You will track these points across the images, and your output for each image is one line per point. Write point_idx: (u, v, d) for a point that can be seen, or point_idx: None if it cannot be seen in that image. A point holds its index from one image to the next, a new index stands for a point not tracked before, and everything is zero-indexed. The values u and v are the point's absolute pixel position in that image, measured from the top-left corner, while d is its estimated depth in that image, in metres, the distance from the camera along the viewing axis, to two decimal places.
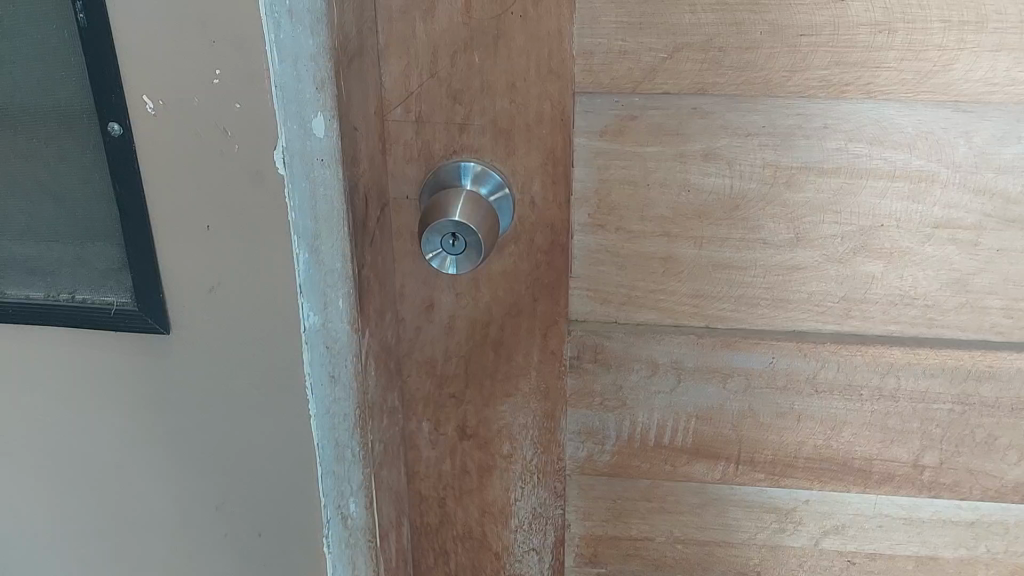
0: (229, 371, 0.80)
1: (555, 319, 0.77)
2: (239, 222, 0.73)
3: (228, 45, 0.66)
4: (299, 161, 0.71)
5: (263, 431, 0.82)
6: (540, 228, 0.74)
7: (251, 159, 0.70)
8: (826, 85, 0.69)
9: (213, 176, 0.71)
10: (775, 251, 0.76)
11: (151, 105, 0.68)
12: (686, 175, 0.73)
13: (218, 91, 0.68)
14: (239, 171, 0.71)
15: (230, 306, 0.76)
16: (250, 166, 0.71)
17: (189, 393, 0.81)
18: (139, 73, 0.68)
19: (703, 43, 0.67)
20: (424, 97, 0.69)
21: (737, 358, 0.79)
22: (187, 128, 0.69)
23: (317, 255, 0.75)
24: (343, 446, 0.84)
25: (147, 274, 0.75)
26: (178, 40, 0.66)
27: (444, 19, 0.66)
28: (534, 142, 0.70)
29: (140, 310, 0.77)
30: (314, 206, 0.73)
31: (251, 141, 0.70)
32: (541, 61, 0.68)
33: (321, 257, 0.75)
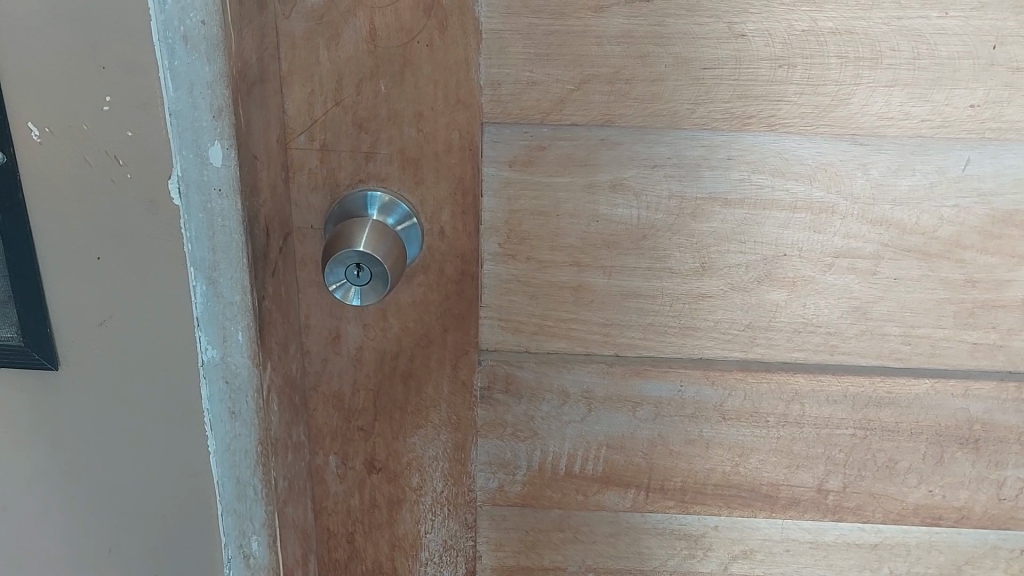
0: (122, 407, 0.77)
1: (465, 349, 0.77)
2: (132, 251, 0.71)
3: (119, 69, 0.65)
4: (197, 191, 0.71)
5: (164, 469, 0.81)
6: (449, 259, 0.73)
7: (146, 187, 0.70)
8: (729, 117, 0.70)
9: (107, 208, 0.69)
10: (683, 281, 0.76)
11: (37, 133, 0.66)
12: (595, 206, 0.73)
13: (110, 117, 0.66)
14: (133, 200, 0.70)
15: (122, 339, 0.74)
16: (145, 195, 0.70)
17: (79, 430, 0.78)
18: (22, 99, 0.65)
19: (610, 74, 0.67)
20: (329, 125, 0.68)
21: (648, 385, 0.79)
22: (76, 155, 0.67)
23: (215, 289, 0.75)
24: (245, 484, 0.84)
25: (33, 311, 0.71)
26: (64, 64, 0.64)
27: (349, 47, 0.66)
28: (442, 171, 0.70)
29: (27, 346, 0.73)
30: (212, 237, 0.72)
31: (146, 168, 0.69)
32: (449, 90, 0.67)
33: (219, 290, 0.74)
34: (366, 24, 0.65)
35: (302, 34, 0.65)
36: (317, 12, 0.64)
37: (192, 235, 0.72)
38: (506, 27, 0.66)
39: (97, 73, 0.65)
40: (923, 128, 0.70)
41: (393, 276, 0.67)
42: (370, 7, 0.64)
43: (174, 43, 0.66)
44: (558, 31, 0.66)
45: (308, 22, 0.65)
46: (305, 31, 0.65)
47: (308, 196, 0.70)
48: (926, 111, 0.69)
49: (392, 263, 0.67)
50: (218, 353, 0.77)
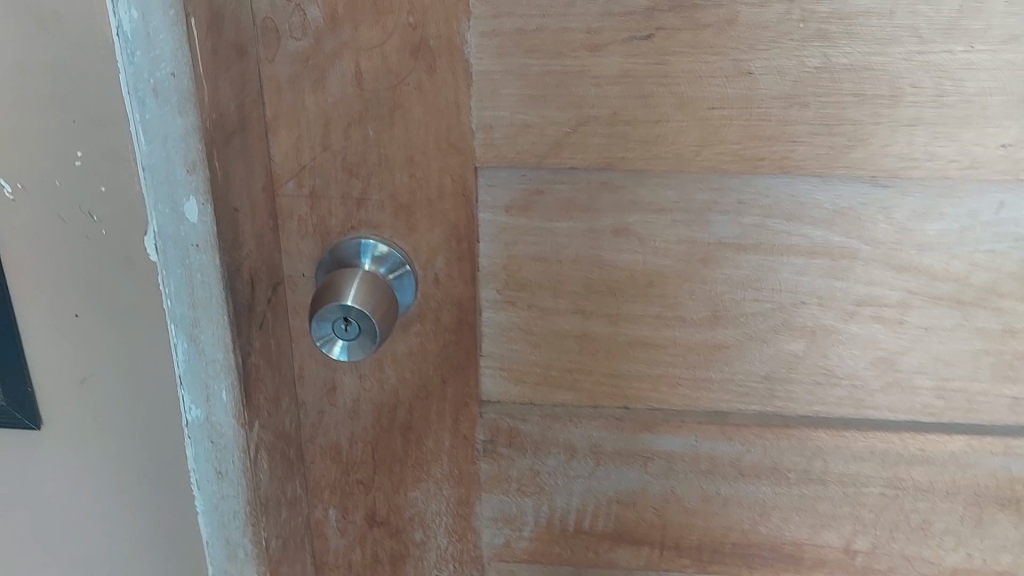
0: (115, 483, 0.68)
1: (465, 402, 0.74)
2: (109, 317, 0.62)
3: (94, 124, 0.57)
4: (173, 245, 0.61)
5: None
6: (446, 307, 0.70)
7: (118, 245, 0.60)
8: (739, 159, 0.65)
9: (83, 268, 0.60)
10: (695, 330, 0.72)
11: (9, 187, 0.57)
12: (598, 252, 0.69)
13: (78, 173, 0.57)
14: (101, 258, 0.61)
15: (109, 411, 0.65)
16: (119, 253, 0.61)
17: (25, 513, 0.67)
18: None
19: (608, 116, 0.64)
20: (317, 171, 0.66)
21: (659, 440, 0.75)
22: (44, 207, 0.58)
23: (197, 344, 0.64)
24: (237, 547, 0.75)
25: None
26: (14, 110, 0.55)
27: (336, 90, 0.63)
28: (436, 218, 0.67)
29: None
30: (190, 293, 0.63)
31: (119, 224, 0.60)
32: (440, 134, 0.64)
33: (199, 345, 0.65)
34: (353, 67, 0.62)
35: (287, 78, 0.63)
36: (302, 56, 0.62)
37: (170, 289, 0.63)
38: (497, 69, 0.62)
39: (65, 125, 0.56)
40: (951, 169, 0.65)
41: (384, 328, 0.65)
42: (356, 50, 0.62)
43: (145, 96, 0.57)
44: (553, 70, 0.62)
45: (293, 65, 0.63)
46: (290, 75, 0.63)
47: (298, 243, 0.68)
48: (954, 151, 0.64)
49: (381, 314, 0.64)
50: (201, 413, 0.66)
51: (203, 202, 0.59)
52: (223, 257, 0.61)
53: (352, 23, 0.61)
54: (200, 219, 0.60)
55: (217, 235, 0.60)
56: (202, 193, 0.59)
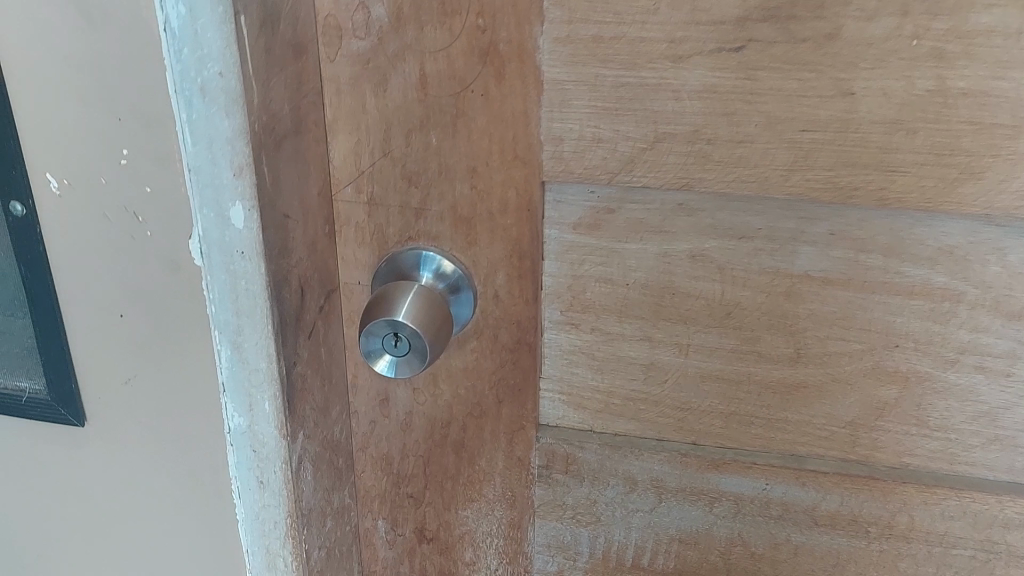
0: (165, 467, 0.72)
1: (522, 424, 0.70)
2: (161, 319, 0.65)
3: (141, 124, 0.58)
4: (219, 251, 0.58)
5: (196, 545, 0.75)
6: (504, 325, 0.66)
7: (166, 248, 0.62)
8: (832, 187, 0.59)
9: (136, 271, 0.64)
10: (773, 367, 0.66)
11: (55, 183, 0.62)
12: (671, 278, 0.64)
13: (129, 171, 0.60)
14: (155, 259, 0.63)
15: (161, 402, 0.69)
16: (165, 254, 0.62)
17: (122, 488, 0.74)
18: (43, 150, 0.61)
19: (688, 134, 0.58)
20: (376, 177, 0.63)
21: (727, 480, 0.70)
22: (96, 210, 0.62)
23: (242, 353, 0.62)
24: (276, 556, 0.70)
25: (58, 361, 0.69)
26: (87, 120, 0.59)
27: (397, 95, 0.60)
28: (497, 233, 0.63)
29: (54, 400, 0.70)
30: (236, 300, 0.59)
31: (164, 226, 0.61)
32: (505, 146, 0.60)
33: (244, 354, 0.61)
34: (417, 70, 0.59)
35: (348, 79, 0.60)
36: (363, 58, 0.59)
37: (215, 297, 0.60)
38: (569, 77, 0.57)
39: (116, 125, 0.59)
40: None
41: (436, 348, 0.61)
42: (420, 52, 0.58)
43: (192, 94, 0.54)
44: (630, 81, 0.57)
45: (353, 66, 0.59)
46: (351, 77, 0.60)
47: (354, 251, 0.66)
48: None
49: (435, 334, 0.61)
50: (246, 421, 0.64)
51: (251, 211, 0.56)
52: (270, 265, 0.57)
53: (416, 24, 0.57)
54: (247, 227, 0.56)
55: (262, 243, 0.57)
56: (248, 200, 0.55)
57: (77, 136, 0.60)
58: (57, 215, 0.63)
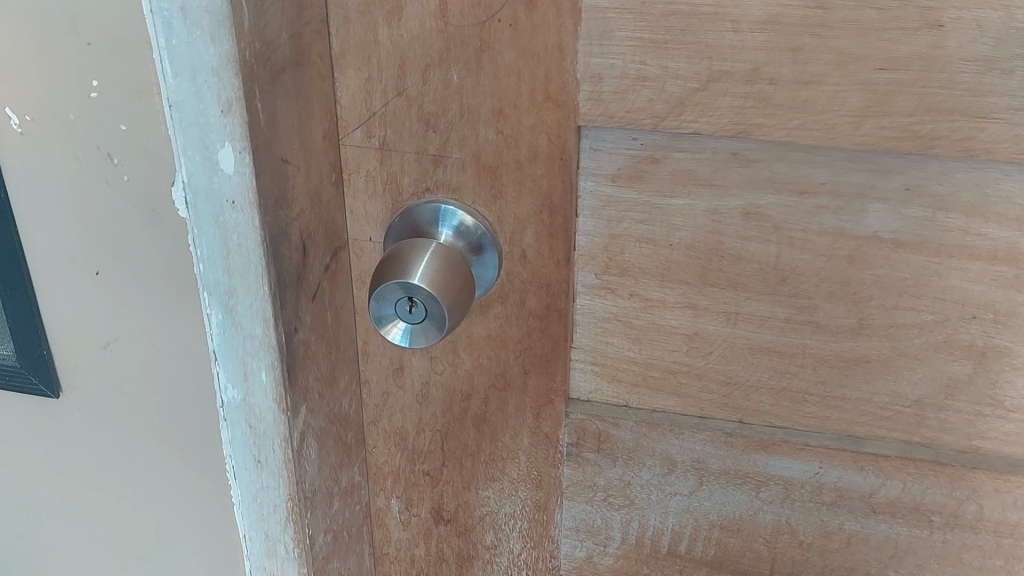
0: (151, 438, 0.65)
1: (550, 398, 0.63)
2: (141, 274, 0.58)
3: (110, 51, 0.51)
4: (207, 202, 0.51)
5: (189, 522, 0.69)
6: (532, 289, 0.60)
7: (144, 193, 0.55)
8: (910, 136, 0.51)
9: (112, 218, 0.57)
10: (832, 339, 0.59)
11: (17, 122, 0.55)
12: (720, 239, 0.57)
13: (101, 105, 0.53)
14: (132, 207, 0.56)
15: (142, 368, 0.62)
16: (144, 201, 0.55)
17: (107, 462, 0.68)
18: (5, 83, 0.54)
19: (747, 73, 0.50)
20: (390, 119, 0.56)
21: (776, 463, 0.63)
22: (66, 150, 0.55)
23: (235, 318, 0.55)
24: (275, 541, 0.64)
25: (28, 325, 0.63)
26: (51, 47, 0.52)
27: (414, 25, 0.52)
28: (526, 185, 0.56)
29: (24, 367, 0.65)
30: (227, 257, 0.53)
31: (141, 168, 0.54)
32: (536, 85, 0.53)
33: (238, 318, 0.55)
34: None
35: (357, 6, 0.53)
36: None
37: (205, 254, 0.53)
38: (611, 5, 0.50)
39: (84, 51, 0.51)
40: None
41: (456, 313, 0.54)
42: None
43: (174, 17, 0.47)
44: (681, 9, 0.50)
45: None
46: (360, 3, 0.53)
47: (364, 204, 0.59)
48: None
49: (453, 298, 0.54)
50: (240, 393, 0.58)
51: (242, 155, 0.49)
52: (265, 218, 0.50)
53: None
54: (238, 174, 0.49)
55: (255, 192, 0.50)
56: (240, 143, 0.48)
57: (37, 64, 0.53)
58: (19, 157, 0.57)
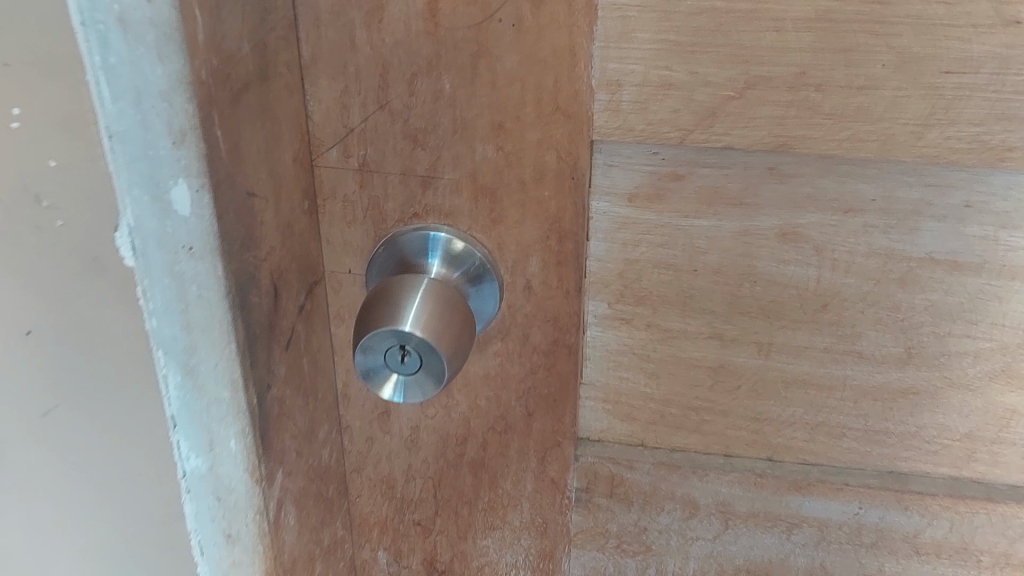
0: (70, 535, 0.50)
1: (557, 440, 0.56)
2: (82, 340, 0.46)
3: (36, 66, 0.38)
4: (160, 251, 0.41)
5: None
6: (537, 324, 0.52)
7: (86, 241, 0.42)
8: (978, 147, 0.44)
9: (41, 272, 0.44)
10: (876, 369, 0.52)
11: None
12: (752, 262, 0.50)
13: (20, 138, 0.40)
14: (70, 259, 0.44)
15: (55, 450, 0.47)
16: (85, 252, 0.43)
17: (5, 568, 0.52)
18: None
19: (791, 77, 0.43)
20: (372, 137, 0.48)
21: (809, 504, 0.56)
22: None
23: (197, 384, 0.45)
24: None
25: None
26: None
27: (397, 27, 0.45)
28: (530, 209, 0.49)
29: None
30: (188, 316, 0.42)
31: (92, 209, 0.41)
32: (543, 95, 0.45)
33: (203, 385, 0.45)
34: None
35: (328, 5, 0.44)
36: None
37: (157, 309, 0.42)
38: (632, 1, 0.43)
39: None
40: None
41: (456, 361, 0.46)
42: None
43: (109, 31, 0.37)
44: (714, 6, 0.42)
45: None
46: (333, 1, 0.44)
47: (342, 232, 0.51)
48: None
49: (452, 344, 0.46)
50: (205, 467, 0.47)
51: (200, 194, 0.39)
52: (231, 264, 0.41)
53: None
54: (195, 216, 0.40)
55: (218, 235, 0.40)
56: (197, 180, 0.39)
57: None
58: None
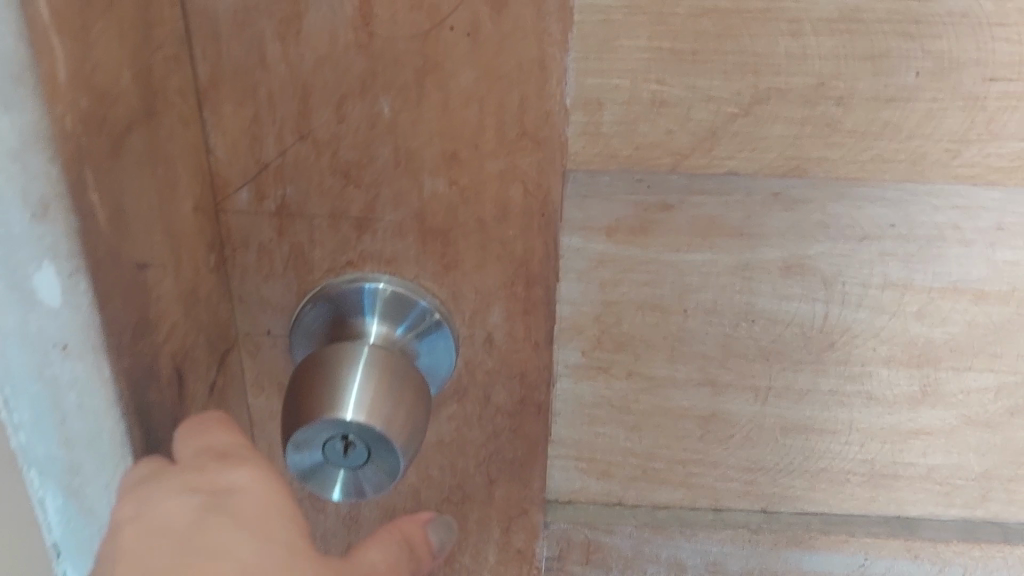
0: None
1: (525, 507, 0.48)
2: None
3: None
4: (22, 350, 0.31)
5: None
6: (500, 381, 0.44)
7: None
8: (1017, 165, 0.38)
9: None
10: (887, 410, 0.46)
11: None
12: (752, 298, 0.43)
13: None
14: None
15: None
16: None
17: None
18: None
19: (809, 90, 0.36)
20: (292, 174, 0.39)
21: (811, 560, 0.50)
22: None
23: (82, 504, 0.34)
24: None
25: None
26: None
27: (320, 39, 0.35)
28: (491, 251, 0.41)
29: None
30: (65, 425, 0.32)
31: None
32: (507, 117, 0.37)
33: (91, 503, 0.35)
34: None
35: (230, 13, 0.35)
36: None
37: (26, 423, 0.32)
38: (617, 2, 0.34)
39: None
40: None
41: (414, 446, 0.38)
42: None
43: None
44: (719, 7, 0.34)
45: None
46: (235, 9, 0.35)
47: (257, 286, 0.42)
48: None
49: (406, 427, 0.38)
50: None
51: (74, 279, 0.30)
52: (122, 362, 0.32)
53: None
54: (70, 308, 0.30)
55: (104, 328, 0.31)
56: (70, 262, 0.29)
57: None
58: None
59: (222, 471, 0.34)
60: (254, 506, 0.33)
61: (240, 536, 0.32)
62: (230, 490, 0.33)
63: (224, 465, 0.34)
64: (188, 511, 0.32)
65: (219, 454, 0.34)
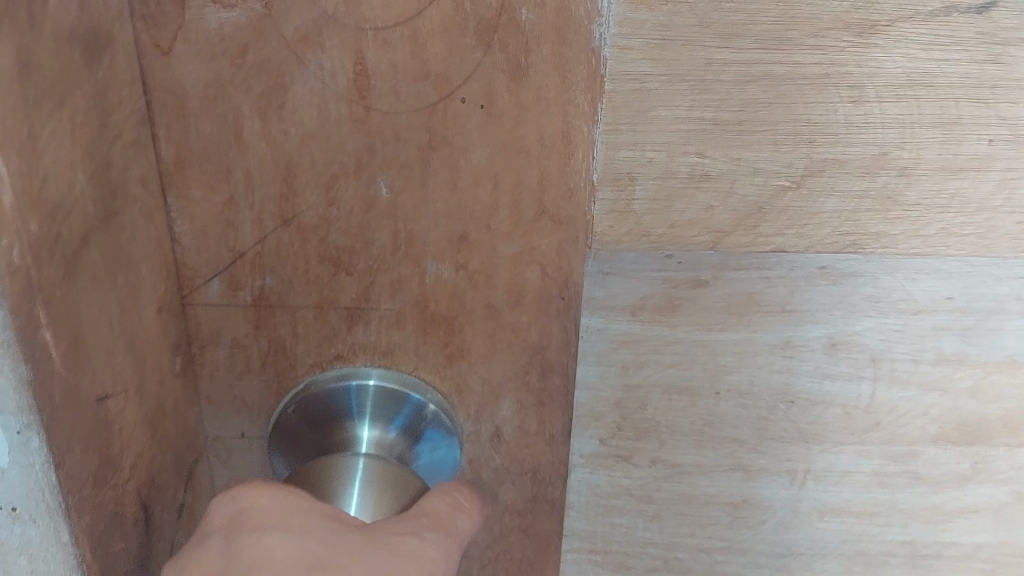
0: None
1: None
2: None
3: None
4: None
5: None
6: (509, 479, 0.39)
7: None
8: None
9: None
10: (932, 490, 0.42)
11: None
12: (790, 380, 0.38)
13: None
14: None
15: None
16: None
17: None
18: None
19: (870, 161, 0.32)
20: (273, 262, 0.33)
21: None
22: None
23: None
24: None
25: None
26: None
27: (308, 114, 0.30)
28: (503, 341, 0.35)
29: None
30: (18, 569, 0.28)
31: None
32: (526, 196, 0.32)
33: None
34: (348, 64, 0.29)
35: (199, 87, 0.29)
36: (233, 43, 0.29)
37: None
38: (655, 69, 0.30)
39: None
40: None
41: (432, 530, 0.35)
42: (353, 28, 0.28)
43: None
44: (772, 72, 0.30)
45: (208, 63, 0.29)
46: (205, 82, 0.29)
47: (230, 385, 0.36)
48: None
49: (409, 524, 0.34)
50: None
51: (24, 436, 0.24)
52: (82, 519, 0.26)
53: None
54: (20, 464, 0.25)
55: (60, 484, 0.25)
56: (21, 417, 0.24)
57: None
58: None
59: (225, 507, 0.32)
60: (273, 505, 0.31)
61: (278, 538, 0.30)
62: (243, 517, 0.31)
63: (226, 503, 0.32)
64: (221, 551, 0.30)
65: (230, 524, 0.31)
